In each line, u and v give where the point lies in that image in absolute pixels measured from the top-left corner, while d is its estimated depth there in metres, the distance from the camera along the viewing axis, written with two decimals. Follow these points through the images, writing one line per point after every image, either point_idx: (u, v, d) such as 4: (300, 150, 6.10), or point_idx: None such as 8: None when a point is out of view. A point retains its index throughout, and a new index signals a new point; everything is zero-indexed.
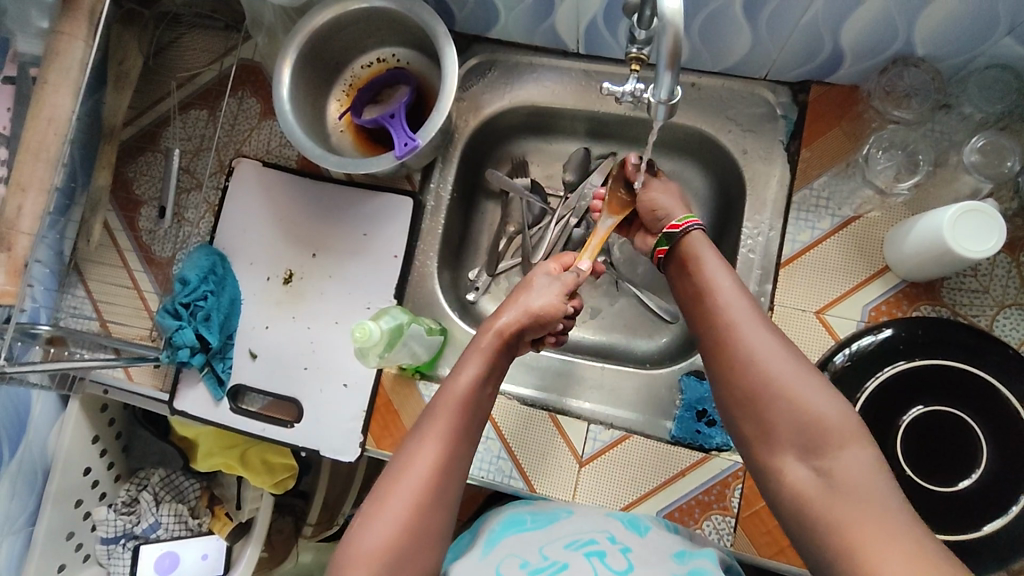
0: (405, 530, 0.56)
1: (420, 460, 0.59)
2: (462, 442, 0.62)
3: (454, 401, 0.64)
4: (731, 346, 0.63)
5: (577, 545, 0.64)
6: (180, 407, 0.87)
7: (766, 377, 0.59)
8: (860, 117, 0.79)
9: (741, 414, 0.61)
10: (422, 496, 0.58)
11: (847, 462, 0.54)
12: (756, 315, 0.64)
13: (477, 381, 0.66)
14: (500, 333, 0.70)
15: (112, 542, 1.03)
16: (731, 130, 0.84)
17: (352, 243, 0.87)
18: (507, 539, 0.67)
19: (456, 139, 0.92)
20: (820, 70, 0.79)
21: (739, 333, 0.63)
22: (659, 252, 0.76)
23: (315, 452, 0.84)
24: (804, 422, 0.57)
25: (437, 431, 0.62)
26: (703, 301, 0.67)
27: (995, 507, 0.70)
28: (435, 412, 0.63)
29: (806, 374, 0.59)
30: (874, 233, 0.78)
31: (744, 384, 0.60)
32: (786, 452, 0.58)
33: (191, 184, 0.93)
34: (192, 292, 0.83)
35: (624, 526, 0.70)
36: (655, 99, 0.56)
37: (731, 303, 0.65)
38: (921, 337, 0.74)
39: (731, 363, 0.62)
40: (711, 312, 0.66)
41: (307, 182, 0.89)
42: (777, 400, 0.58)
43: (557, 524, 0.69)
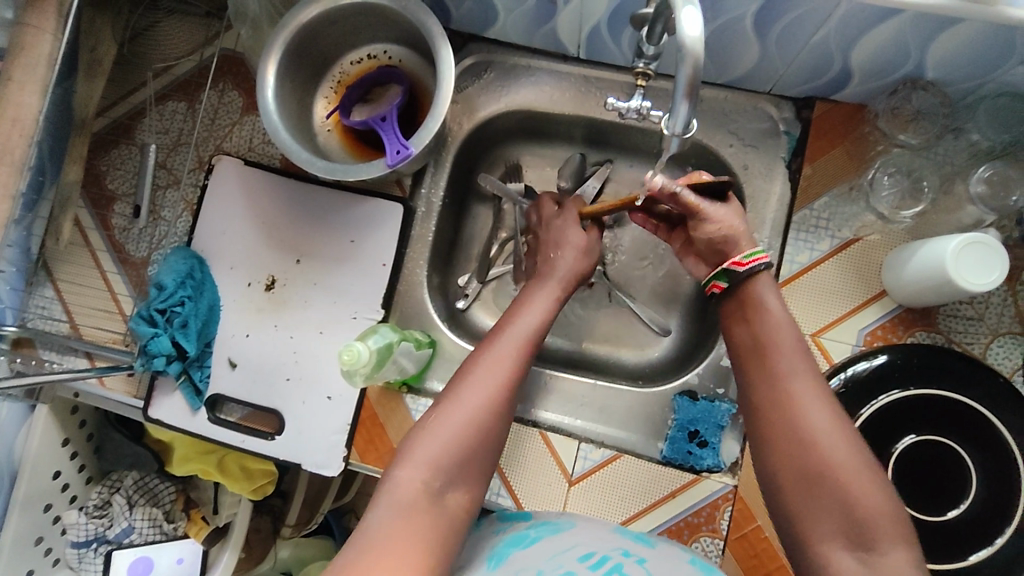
0: (463, 458, 0.60)
1: (487, 380, 0.63)
2: (521, 368, 0.66)
3: (521, 338, 0.67)
4: (786, 419, 0.59)
5: (589, 558, 0.59)
6: (155, 415, 0.84)
7: (822, 456, 0.57)
8: (865, 138, 0.78)
9: (794, 497, 0.58)
10: (481, 423, 0.61)
11: (892, 561, 0.52)
12: (817, 384, 0.61)
13: (539, 321, 0.70)
14: (564, 282, 0.76)
15: (82, 547, 0.99)
16: (733, 144, 0.82)
17: (338, 250, 0.84)
18: (514, 557, 0.61)
19: (449, 143, 0.89)
20: (827, 87, 0.77)
21: (799, 407, 0.59)
22: (713, 286, 0.70)
23: (296, 465, 0.81)
24: (853, 513, 0.54)
25: (503, 361, 0.65)
26: (762, 360, 0.63)
27: (982, 537, 0.70)
28: (505, 344, 0.66)
29: (866, 469, 0.56)
30: (873, 257, 0.77)
31: (798, 459, 0.58)
32: (831, 542, 0.55)
33: (168, 181, 0.88)
34: (169, 298, 0.80)
35: (631, 539, 0.66)
36: (670, 132, 0.54)
37: (791, 371, 0.61)
38: (916, 364, 0.73)
39: (787, 433, 0.59)
40: (767, 375, 0.62)
41: (292, 182, 0.86)
42: (832, 487, 0.56)
43: (564, 535, 0.64)
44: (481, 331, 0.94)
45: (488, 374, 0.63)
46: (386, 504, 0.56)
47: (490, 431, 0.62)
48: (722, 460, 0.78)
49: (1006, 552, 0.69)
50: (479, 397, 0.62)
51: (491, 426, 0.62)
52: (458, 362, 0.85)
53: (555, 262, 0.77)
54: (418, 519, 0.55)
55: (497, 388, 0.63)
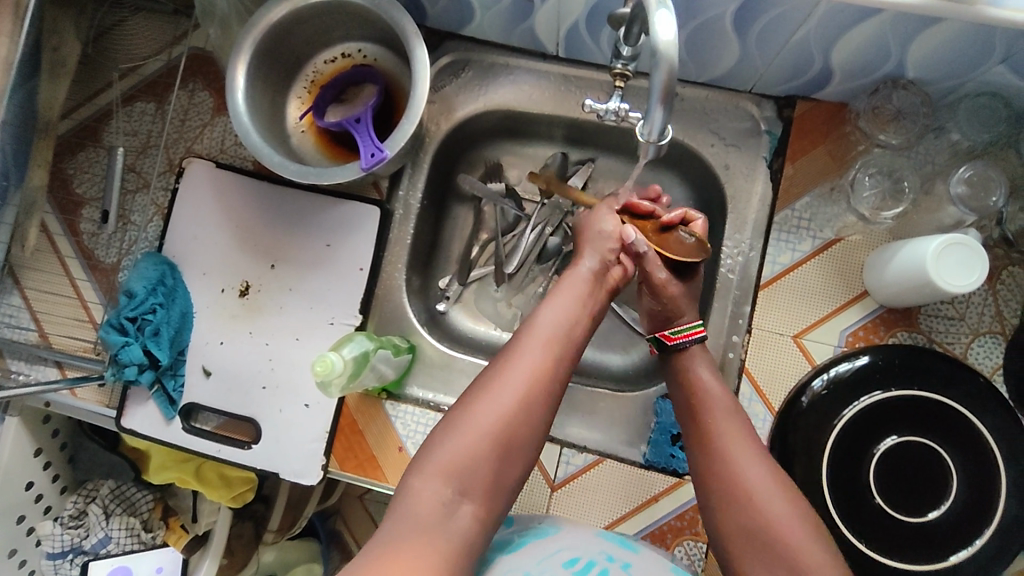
0: (482, 469, 0.57)
1: (509, 386, 0.60)
2: (551, 372, 0.62)
3: (546, 339, 0.64)
4: (723, 476, 0.62)
5: (575, 565, 0.58)
6: (127, 425, 0.82)
7: (760, 512, 0.59)
8: (846, 138, 0.77)
9: (742, 552, 0.59)
10: (502, 432, 0.59)
11: None
12: (751, 441, 0.64)
13: (567, 320, 0.66)
14: (594, 275, 0.71)
15: (58, 558, 0.96)
16: (714, 144, 0.81)
17: (314, 254, 0.82)
18: (501, 564, 0.58)
19: (427, 143, 0.87)
20: (807, 86, 0.76)
21: (735, 464, 0.62)
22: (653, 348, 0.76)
23: (274, 475, 0.79)
24: (795, 567, 0.56)
25: (528, 366, 0.62)
26: (699, 420, 0.66)
27: (961, 538, 0.69)
28: (529, 346, 0.63)
29: (805, 523, 0.58)
30: (855, 257, 0.76)
31: (738, 516, 0.60)
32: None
33: (137, 184, 0.86)
34: (139, 306, 0.78)
35: (616, 544, 0.64)
36: (645, 138, 0.53)
37: (726, 426, 0.64)
38: (898, 365, 0.72)
39: (726, 490, 0.61)
40: (705, 434, 0.65)
41: (266, 185, 0.84)
42: (773, 542, 0.57)
43: (548, 538, 0.62)
44: (462, 333, 0.93)
45: (512, 379, 0.61)
46: (398, 518, 0.55)
47: (513, 441, 0.59)
48: None
49: (986, 552, 0.69)
50: (502, 404, 0.59)
51: (514, 436, 0.59)
52: (438, 368, 0.84)
53: (585, 253, 0.73)
54: (431, 535, 0.53)
55: (519, 395, 0.60)
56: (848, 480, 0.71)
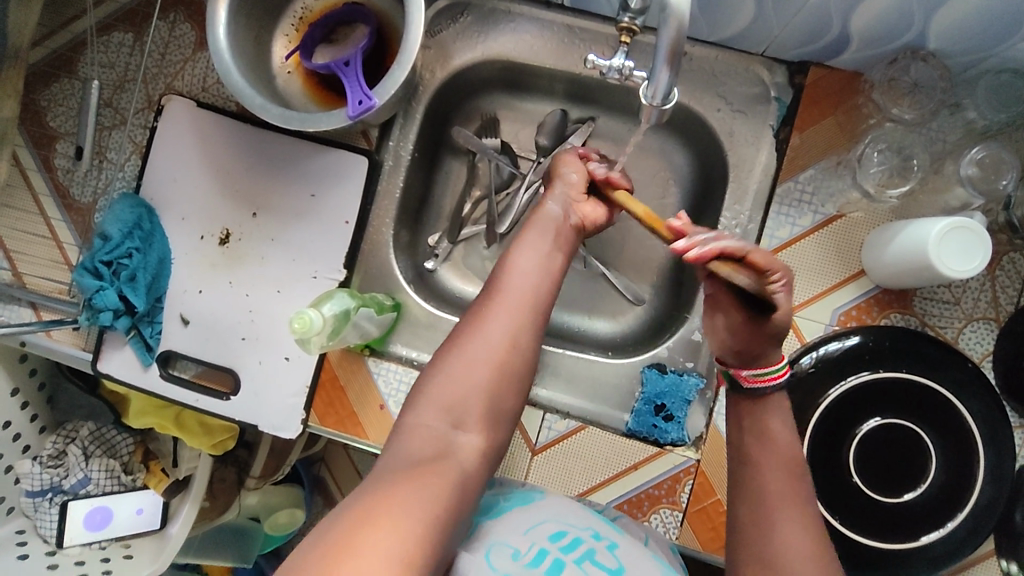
0: (477, 402, 0.56)
1: (497, 322, 0.59)
2: (535, 308, 0.61)
3: (528, 274, 0.62)
4: (756, 512, 0.60)
5: (560, 539, 0.56)
6: (103, 369, 0.80)
7: (776, 553, 0.57)
8: (858, 110, 0.74)
9: None
10: (497, 366, 0.57)
11: None
12: (792, 485, 0.60)
13: (548, 254, 0.64)
14: (563, 217, 0.67)
15: (37, 496, 0.95)
16: (720, 109, 0.78)
17: (298, 204, 0.79)
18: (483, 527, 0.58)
19: (421, 92, 0.83)
20: (823, 52, 0.73)
21: (766, 503, 0.60)
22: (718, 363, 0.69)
23: (253, 427, 0.79)
24: None
25: (514, 302, 0.60)
26: (749, 457, 0.63)
27: (934, 520, 0.70)
28: (512, 281, 0.62)
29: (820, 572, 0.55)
30: (855, 234, 0.74)
31: (758, 556, 0.57)
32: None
33: (114, 121, 0.82)
34: (115, 249, 0.76)
35: (603, 522, 0.62)
36: (648, 101, 0.52)
37: (777, 471, 0.61)
38: (888, 348, 0.71)
39: (754, 528, 0.59)
40: (749, 471, 0.63)
41: (249, 128, 0.80)
42: None
43: (535, 506, 0.61)
44: (449, 292, 0.91)
45: (500, 315, 0.59)
46: (396, 456, 0.54)
47: (506, 374, 0.58)
48: (687, 434, 0.77)
49: (957, 534, 0.69)
50: (491, 340, 0.58)
51: (505, 369, 0.58)
52: (423, 326, 0.82)
53: (553, 194, 0.69)
54: (426, 475, 0.51)
55: (508, 331, 0.59)
56: (828, 460, 0.71)
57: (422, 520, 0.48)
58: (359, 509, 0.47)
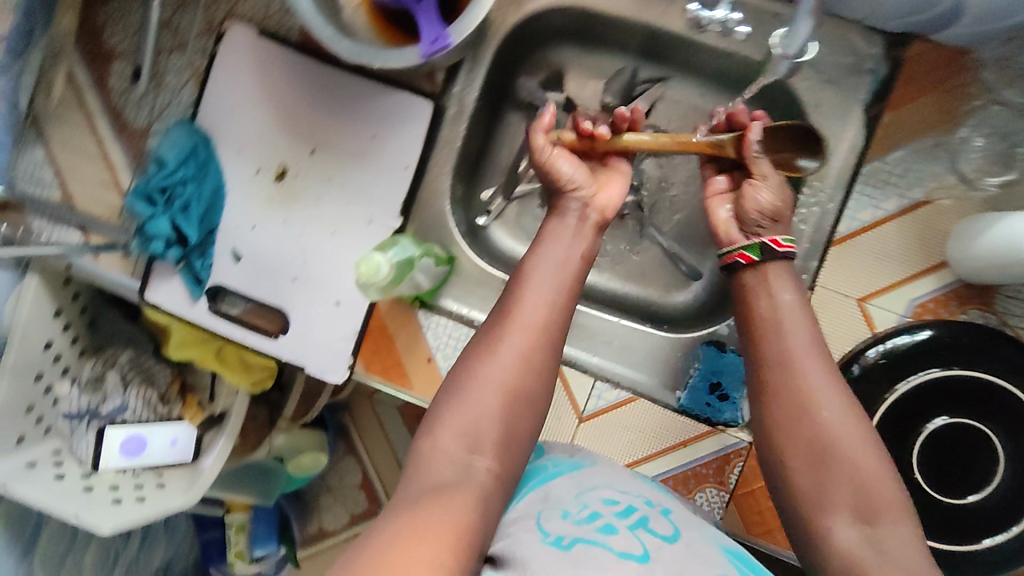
0: (493, 424, 0.56)
1: (509, 342, 0.59)
2: (549, 327, 0.61)
3: (543, 287, 0.62)
4: (790, 390, 0.59)
5: (614, 505, 0.55)
6: (151, 298, 0.79)
7: (822, 430, 0.57)
8: (960, 89, 0.69)
9: (799, 478, 0.57)
10: (509, 385, 0.57)
11: (895, 534, 0.52)
12: (823, 362, 0.60)
13: (563, 267, 0.64)
14: (584, 228, 0.67)
15: (76, 420, 0.96)
16: (809, 78, 0.73)
17: (358, 145, 0.76)
18: (535, 496, 0.57)
19: (490, 36, 0.79)
20: (929, 25, 0.66)
21: (801, 384, 0.59)
22: (739, 257, 0.66)
23: (300, 369, 0.78)
24: (862, 489, 0.54)
25: (525, 319, 0.60)
26: (771, 336, 0.62)
27: (999, 524, 0.67)
28: (524, 296, 0.62)
29: (866, 446, 0.56)
30: (937, 224, 0.70)
31: (806, 436, 0.57)
32: (836, 513, 0.54)
33: (173, 43, 0.79)
34: (170, 176, 0.75)
35: (655, 492, 0.60)
36: (784, 51, 0.57)
37: (800, 335, 0.61)
38: (964, 344, 0.68)
39: (787, 405, 0.59)
40: (775, 349, 0.61)
41: (312, 62, 0.76)
42: (842, 461, 0.56)
43: (585, 472, 0.60)
44: (500, 250, 0.87)
45: (512, 335, 0.59)
46: (418, 480, 0.54)
47: (521, 392, 0.58)
48: (741, 415, 0.74)
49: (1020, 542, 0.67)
50: (505, 361, 0.58)
51: (516, 392, 0.58)
52: (475, 283, 0.79)
53: (568, 194, 0.68)
54: (449, 496, 0.52)
55: (520, 351, 0.59)
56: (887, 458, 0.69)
57: (450, 539, 0.48)
58: (395, 532, 0.48)
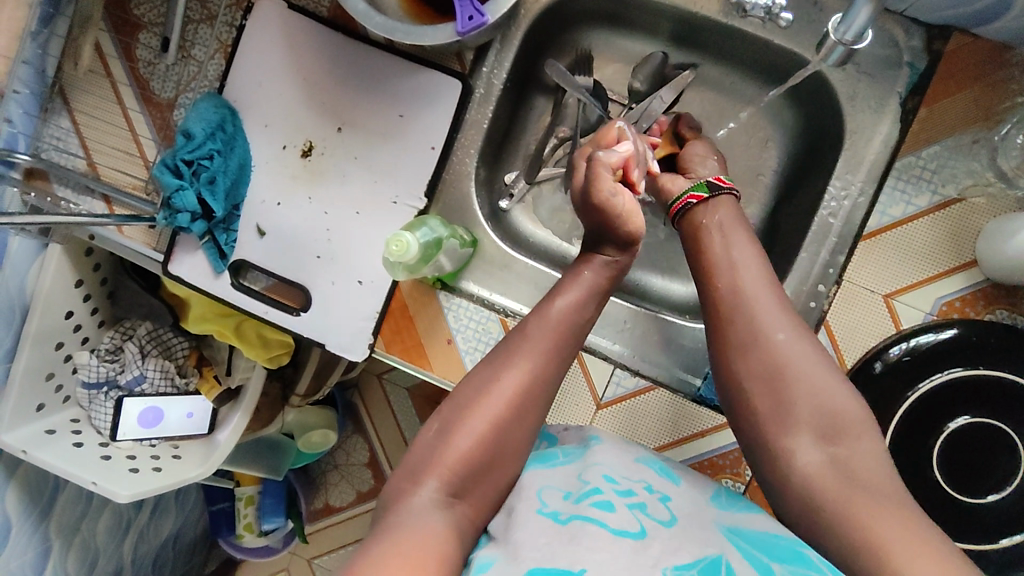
0: (475, 469, 0.52)
1: (505, 387, 0.55)
2: (549, 375, 0.57)
3: (548, 331, 0.58)
4: (744, 313, 0.59)
5: (615, 484, 0.51)
6: (175, 272, 0.79)
7: (775, 351, 0.57)
8: (1001, 85, 0.68)
9: (758, 402, 0.57)
10: (497, 430, 0.54)
11: (860, 453, 0.54)
12: (770, 284, 0.60)
13: (570, 312, 0.60)
14: (595, 272, 0.62)
15: (93, 389, 0.96)
16: (845, 69, 0.72)
17: (385, 124, 0.76)
18: (539, 478, 0.54)
19: (522, 17, 0.77)
20: (971, 18, 0.66)
21: (753, 307, 0.59)
22: (692, 198, 0.68)
23: (320, 346, 0.78)
24: (823, 407, 0.55)
25: (525, 364, 0.56)
26: (719, 259, 0.62)
27: (1017, 523, 0.66)
28: (526, 339, 0.58)
29: (819, 364, 0.57)
30: (972, 221, 0.69)
31: (762, 359, 0.57)
32: (799, 433, 0.55)
33: (201, 15, 0.78)
34: (196, 150, 0.73)
35: (656, 474, 0.56)
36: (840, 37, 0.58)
37: (750, 258, 0.62)
38: (991, 346, 0.67)
39: (735, 329, 0.59)
40: (726, 272, 0.61)
41: (341, 38, 0.76)
42: (799, 381, 0.56)
43: (592, 452, 0.56)
44: (522, 234, 0.87)
45: (509, 380, 0.55)
46: (390, 514, 0.50)
47: (508, 440, 0.54)
48: None
49: None
50: (496, 406, 0.54)
51: (507, 445, 0.54)
52: (497, 267, 0.79)
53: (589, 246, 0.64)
54: (423, 530, 0.48)
55: (514, 398, 0.55)
56: (904, 455, 0.69)
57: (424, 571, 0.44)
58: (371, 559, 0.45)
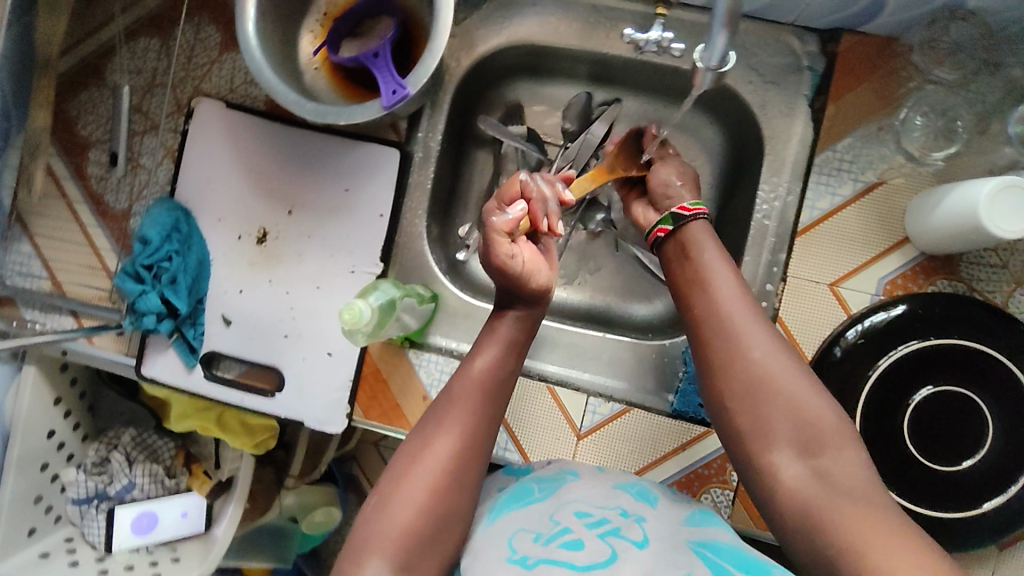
0: (422, 535, 0.53)
1: (440, 447, 0.57)
2: (481, 428, 0.59)
3: (473, 384, 0.60)
4: (723, 333, 0.61)
5: (586, 517, 0.53)
6: (148, 374, 0.81)
7: (754, 369, 0.58)
8: (895, 74, 0.73)
9: (743, 420, 0.58)
10: (438, 493, 0.55)
11: (840, 464, 0.54)
12: (750, 306, 0.62)
13: (495, 363, 0.62)
14: (517, 318, 0.65)
15: (84, 504, 0.95)
16: (752, 81, 0.77)
17: (333, 200, 0.79)
18: (513, 513, 0.56)
19: (448, 81, 0.82)
20: (855, 19, 0.71)
21: (732, 327, 0.61)
22: (659, 231, 0.72)
23: (298, 423, 0.79)
24: (803, 422, 0.56)
25: (457, 421, 0.58)
26: (699, 289, 0.64)
27: (995, 487, 0.67)
28: (454, 397, 0.59)
29: (799, 379, 0.58)
30: (897, 201, 0.73)
31: (741, 378, 0.58)
32: (780, 449, 0.56)
33: (145, 126, 0.83)
34: (155, 253, 0.76)
35: (633, 497, 0.58)
36: (706, 65, 0.57)
37: (724, 282, 0.64)
38: (939, 315, 0.69)
39: (714, 349, 0.61)
40: (703, 301, 0.63)
41: (280, 127, 0.80)
42: (777, 399, 0.57)
43: (566, 489, 0.58)
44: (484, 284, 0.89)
45: (443, 440, 0.57)
46: None
47: (451, 500, 0.55)
48: None
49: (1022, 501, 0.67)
50: (433, 469, 0.55)
51: (446, 514, 0.54)
52: (461, 317, 0.81)
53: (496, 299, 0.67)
54: None
55: (450, 457, 0.56)
56: (878, 433, 0.70)
57: None
58: None
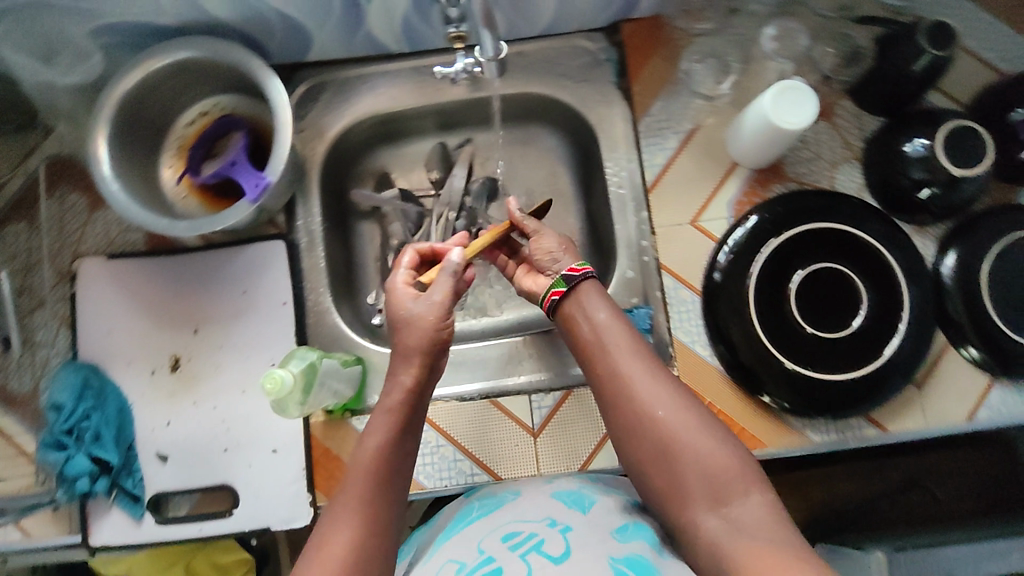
0: None
1: (335, 551, 0.53)
2: (378, 524, 0.56)
3: (364, 475, 0.58)
4: (624, 392, 0.61)
5: (512, 540, 0.56)
6: (98, 542, 0.77)
7: (659, 425, 0.59)
8: (671, 39, 0.87)
9: (658, 475, 0.58)
10: None
11: (746, 509, 0.53)
12: (642, 352, 0.63)
13: (386, 451, 0.59)
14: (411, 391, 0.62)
15: None
16: (567, 85, 0.89)
17: (235, 306, 0.83)
18: (447, 544, 0.59)
19: (309, 169, 0.89)
20: (621, 9, 0.85)
21: (632, 383, 0.61)
22: (553, 294, 0.68)
23: (264, 531, 0.77)
24: (710, 472, 0.56)
25: (350, 518, 0.55)
26: (594, 355, 0.64)
27: (886, 332, 0.75)
28: (346, 495, 0.57)
29: (702, 427, 0.58)
30: (717, 136, 0.84)
31: (649, 435, 0.59)
32: (695, 504, 0.56)
33: (33, 304, 0.84)
34: (72, 417, 0.76)
35: (566, 505, 0.60)
36: (486, 57, 0.71)
37: (619, 337, 0.64)
38: (784, 213, 0.79)
39: (622, 405, 0.61)
40: (601, 361, 0.64)
41: (168, 259, 0.84)
42: (685, 453, 0.57)
43: (502, 510, 0.61)
44: None
45: (336, 543, 0.53)
46: None
47: None
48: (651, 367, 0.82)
49: (914, 336, 0.75)
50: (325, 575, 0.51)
51: None
52: None
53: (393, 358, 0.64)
54: None
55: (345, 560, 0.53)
56: (778, 325, 0.75)
57: None
58: None
